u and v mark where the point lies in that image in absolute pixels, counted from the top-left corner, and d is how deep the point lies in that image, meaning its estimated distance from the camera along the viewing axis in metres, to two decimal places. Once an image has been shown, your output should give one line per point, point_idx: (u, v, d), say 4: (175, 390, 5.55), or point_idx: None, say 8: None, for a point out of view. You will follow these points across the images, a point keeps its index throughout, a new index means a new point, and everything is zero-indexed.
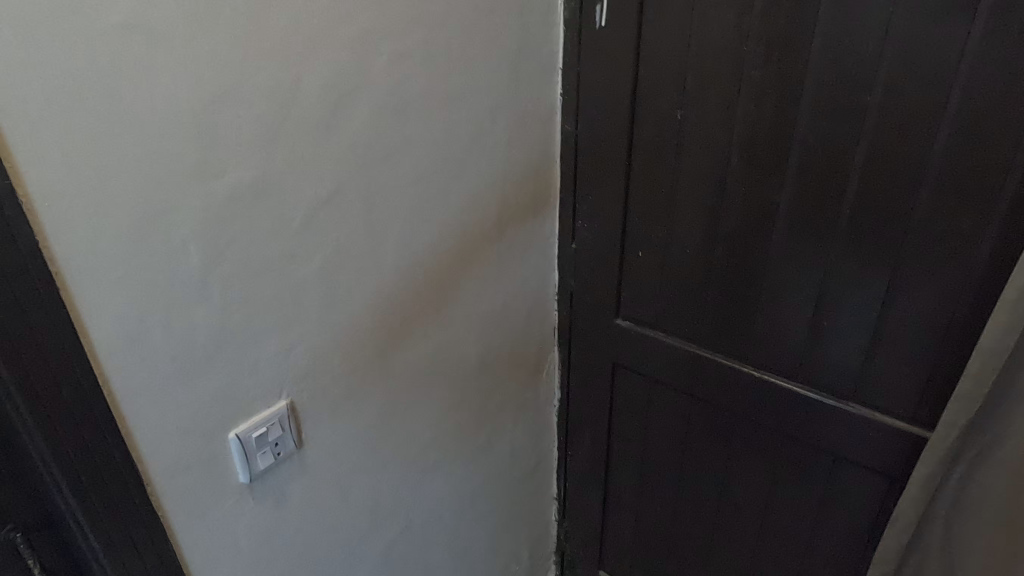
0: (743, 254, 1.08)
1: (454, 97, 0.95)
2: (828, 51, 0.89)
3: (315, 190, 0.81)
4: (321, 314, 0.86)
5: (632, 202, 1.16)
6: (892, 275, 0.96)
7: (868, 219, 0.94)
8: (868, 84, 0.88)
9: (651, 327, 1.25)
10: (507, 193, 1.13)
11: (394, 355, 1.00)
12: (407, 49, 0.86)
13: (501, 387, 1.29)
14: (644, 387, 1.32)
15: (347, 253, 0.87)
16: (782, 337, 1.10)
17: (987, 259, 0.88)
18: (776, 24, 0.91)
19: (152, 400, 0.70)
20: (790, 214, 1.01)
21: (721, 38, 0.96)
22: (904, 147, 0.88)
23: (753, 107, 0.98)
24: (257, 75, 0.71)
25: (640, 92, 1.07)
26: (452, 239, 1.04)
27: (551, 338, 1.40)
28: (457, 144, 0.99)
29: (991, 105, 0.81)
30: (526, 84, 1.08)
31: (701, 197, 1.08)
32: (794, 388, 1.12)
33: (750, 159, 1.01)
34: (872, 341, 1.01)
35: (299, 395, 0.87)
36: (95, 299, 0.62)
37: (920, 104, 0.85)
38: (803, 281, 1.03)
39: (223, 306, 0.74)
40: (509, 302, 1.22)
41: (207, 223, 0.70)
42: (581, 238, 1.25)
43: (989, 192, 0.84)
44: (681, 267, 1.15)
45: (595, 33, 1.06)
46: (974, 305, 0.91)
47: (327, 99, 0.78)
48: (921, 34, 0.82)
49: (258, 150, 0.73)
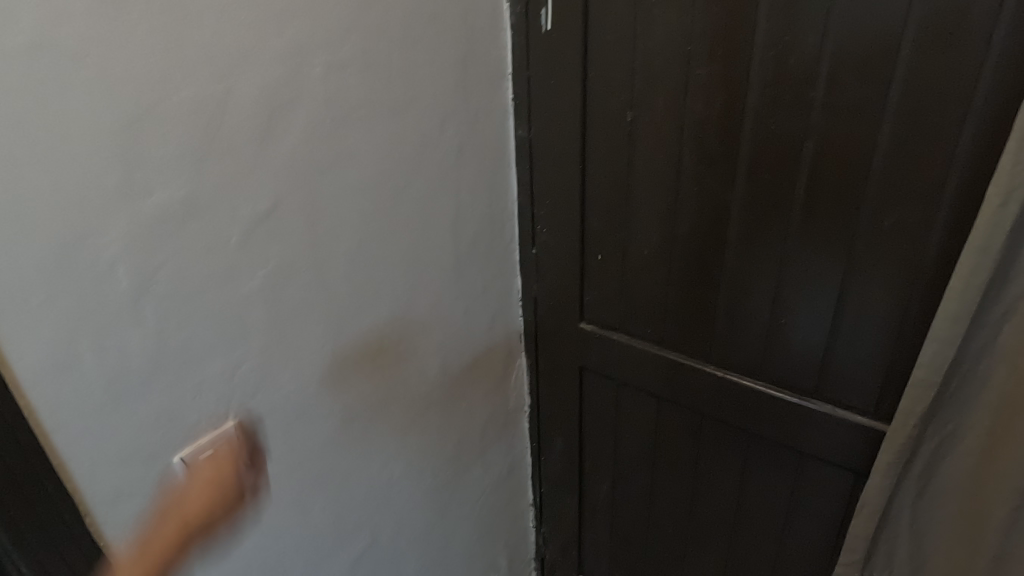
0: (700, 254, 1.07)
1: (398, 106, 0.93)
2: (771, 47, 0.88)
3: (253, 206, 0.78)
4: (267, 332, 0.85)
5: (590, 205, 1.15)
6: (846, 271, 0.95)
7: (819, 214, 0.94)
8: (811, 80, 0.87)
9: (616, 330, 1.24)
10: (462, 200, 1.12)
11: (348, 371, 0.99)
12: (344, 60, 0.84)
13: (467, 396, 1.28)
14: (611, 390, 1.31)
15: (292, 271, 0.85)
16: (742, 335, 1.09)
17: (937, 250, 0.87)
18: (720, 22, 0.90)
19: (86, 428, 0.69)
20: (743, 213, 1.00)
21: (665, 38, 0.95)
22: (851, 142, 0.88)
23: (701, 105, 0.97)
24: (183, 91, 0.68)
25: (590, 94, 1.06)
26: (403, 250, 1.02)
27: (518, 344, 1.39)
28: (405, 153, 0.97)
29: (932, 96, 0.80)
30: (476, 90, 1.07)
31: (656, 198, 1.07)
32: (757, 387, 1.11)
33: (701, 159, 1.00)
34: (829, 338, 1.01)
35: (248, 416, 0.86)
36: (16, 328, 0.61)
37: (863, 98, 0.85)
38: (760, 279, 1.03)
39: (159, 329, 0.73)
40: (469, 309, 1.21)
41: (136, 245, 0.68)
42: (541, 242, 1.24)
43: (935, 183, 0.84)
44: (641, 270, 1.15)
45: (543, 37, 1.05)
46: (927, 298, 0.90)
47: (261, 114, 0.76)
48: (860, 27, 0.81)
49: (187, 167, 0.71)
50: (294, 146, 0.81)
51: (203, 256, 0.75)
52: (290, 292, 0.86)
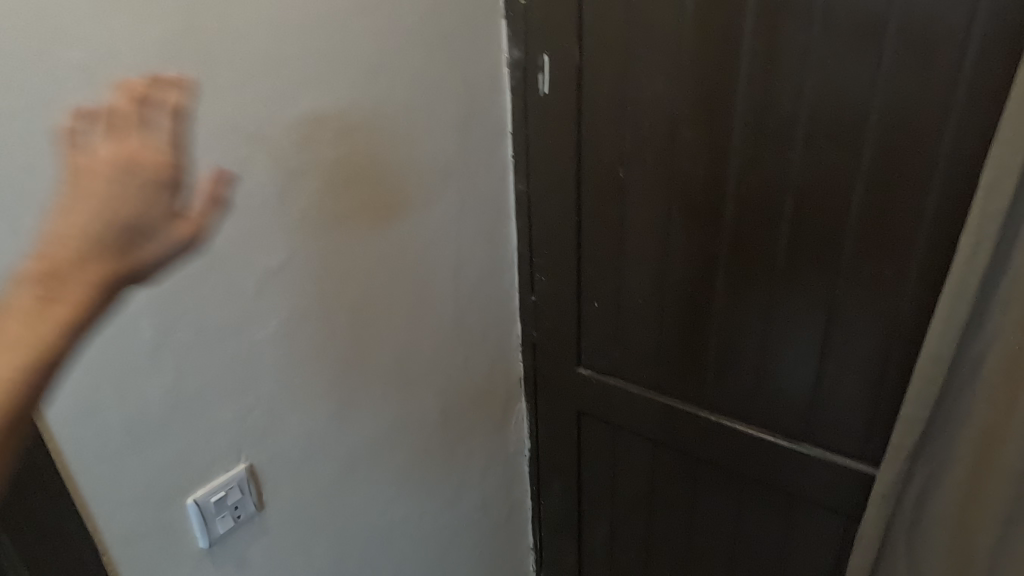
0: (691, 302, 1.12)
1: (403, 165, 1.00)
2: (751, 111, 0.94)
3: (268, 259, 0.84)
4: (277, 378, 0.89)
5: (586, 255, 1.20)
6: (829, 319, 1.00)
7: (802, 265, 0.99)
8: (789, 141, 0.93)
9: (612, 375, 1.28)
10: (463, 251, 1.17)
11: (353, 414, 1.03)
12: (355, 123, 0.90)
13: (468, 439, 1.31)
14: (609, 434, 1.35)
15: (302, 320, 0.90)
16: (733, 380, 1.13)
17: (913, 299, 0.93)
18: (702, 87, 0.97)
19: (107, 469, 0.73)
20: (730, 264, 1.05)
21: (653, 101, 1.02)
22: (829, 199, 0.93)
23: (688, 163, 1.03)
24: (206, 156, 0.74)
25: (584, 153, 1.12)
26: (406, 299, 1.07)
27: (517, 389, 1.42)
28: (409, 209, 1.03)
29: (900, 157, 0.87)
30: (477, 148, 1.13)
31: (647, 249, 1.13)
32: (749, 430, 1.15)
33: (689, 215, 1.06)
34: (816, 382, 1.05)
35: (258, 458, 0.90)
36: (49, 377, 0.66)
37: (837, 158, 0.91)
38: (747, 327, 1.08)
39: (177, 377, 0.77)
40: (470, 355, 1.25)
41: (160, 299, 0.74)
42: (539, 290, 1.29)
43: (907, 237, 0.90)
44: (635, 316, 1.20)
45: (539, 99, 1.12)
46: (907, 344, 0.95)
47: (276, 176, 0.82)
48: (832, 93, 0.88)
49: (208, 226, 0.76)
50: (306, 204, 0.86)
51: (221, 306, 0.80)
52: (299, 341, 0.91)
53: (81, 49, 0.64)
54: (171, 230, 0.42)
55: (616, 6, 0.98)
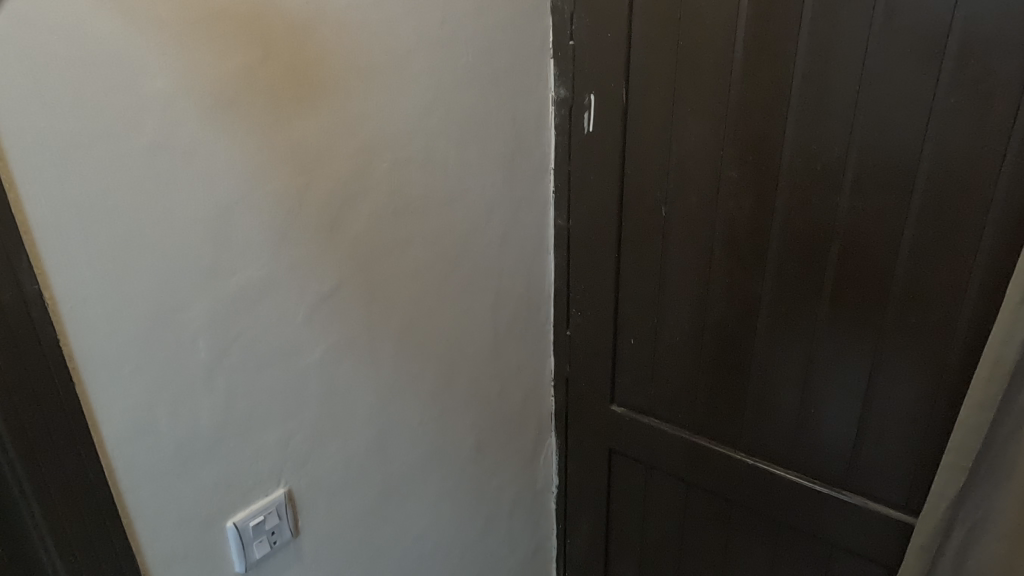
0: (731, 343, 1.11)
1: (450, 197, 1.01)
2: (799, 154, 0.95)
3: (319, 285, 0.85)
4: (320, 404, 0.90)
5: (624, 292, 1.20)
6: (873, 364, 0.99)
7: (847, 309, 0.98)
8: (837, 185, 0.94)
9: (646, 414, 1.27)
10: (503, 284, 1.17)
11: (390, 443, 1.03)
12: (409, 155, 0.92)
13: (498, 473, 1.30)
14: (641, 473, 1.33)
15: (347, 349, 0.91)
16: (772, 424, 1.12)
17: (961, 348, 0.92)
18: (750, 129, 0.98)
19: (154, 489, 0.74)
20: (773, 305, 1.05)
21: (699, 142, 1.03)
22: (876, 244, 0.93)
23: (732, 204, 1.03)
24: (268, 183, 0.76)
25: (626, 190, 1.13)
26: (446, 329, 1.08)
27: (548, 424, 1.41)
28: (454, 240, 1.04)
29: (950, 205, 0.87)
30: (521, 182, 1.15)
31: (688, 288, 1.12)
32: (787, 476, 1.13)
33: (732, 254, 1.06)
34: (858, 429, 1.04)
35: (297, 483, 0.90)
36: (107, 394, 0.67)
37: (885, 204, 0.91)
38: (788, 370, 1.07)
39: (228, 398, 0.78)
40: (504, 387, 1.25)
41: (216, 321, 0.75)
42: (575, 324, 1.29)
43: (956, 284, 0.89)
44: (672, 355, 1.19)
45: (583, 136, 1.13)
46: (954, 393, 0.94)
47: (332, 204, 0.84)
48: (882, 139, 0.88)
49: (266, 252, 0.78)
50: (358, 232, 0.88)
51: (271, 329, 0.81)
52: (343, 367, 0.91)
53: (163, 77, 0.65)
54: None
55: (666, 48, 1.00)
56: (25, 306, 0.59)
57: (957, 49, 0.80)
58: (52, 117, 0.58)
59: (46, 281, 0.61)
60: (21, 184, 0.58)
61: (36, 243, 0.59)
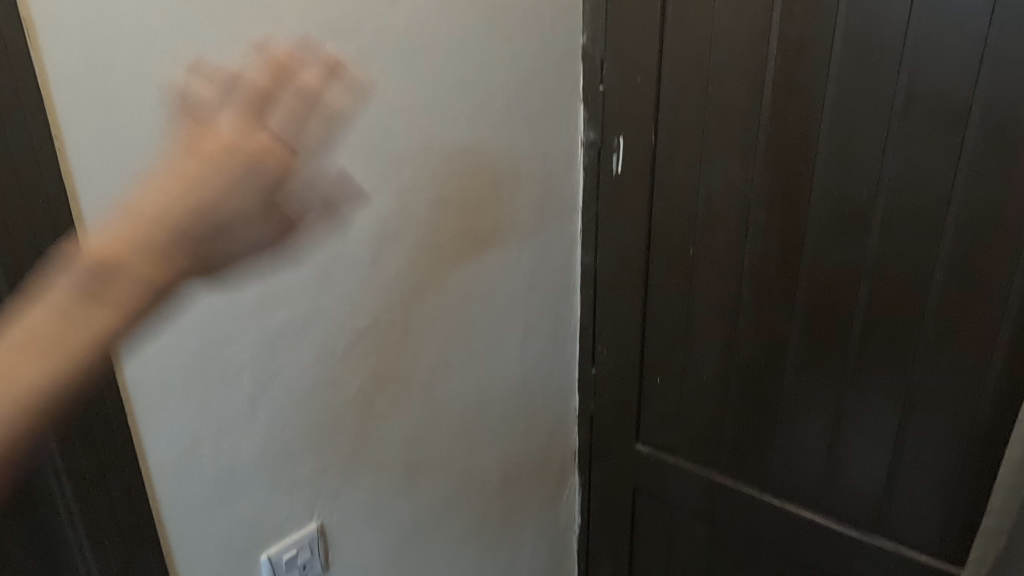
0: (759, 383, 1.11)
1: (483, 236, 1.03)
2: (827, 198, 0.96)
3: (357, 321, 0.87)
4: (353, 439, 0.91)
5: (651, 331, 1.21)
6: (904, 407, 0.99)
7: (877, 350, 0.99)
8: (866, 229, 0.95)
9: (672, 453, 1.27)
10: (531, 321, 1.19)
11: (419, 479, 1.04)
12: (445, 195, 0.95)
13: (523, 510, 1.30)
14: (665, 514, 1.32)
15: (381, 384, 0.92)
16: (801, 465, 1.11)
17: (994, 393, 0.92)
18: (779, 173, 0.99)
19: (194, 519, 0.75)
20: (801, 345, 1.05)
21: (728, 186, 1.04)
22: (907, 287, 0.94)
23: (760, 246, 1.04)
24: (314, 222, 0.79)
25: (654, 231, 1.14)
26: (476, 366, 1.09)
27: (572, 462, 1.41)
28: (485, 278, 1.06)
29: (980, 250, 0.88)
30: (550, 221, 1.17)
31: (716, 328, 1.13)
32: (816, 519, 1.12)
33: (760, 295, 1.07)
34: (890, 472, 1.03)
35: (329, 517, 0.91)
36: (154, 423, 0.69)
37: (915, 248, 0.92)
38: (818, 411, 1.06)
39: (267, 431, 0.80)
40: (530, 424, 1.25)
41: (260, 355, 0.77)
42: (601, 362, 1.29)
43: (988, 328, 0.90)
44: (698, 394, 1.19)
45: (612, 177, 1.16)
46: (989, 437, 0.94)
47: (372, 242, 0.86)
48: (910, 184, 0.90)
49: (309, 289, 0.80)
50: (396, 271, 0.90)
51: (311, 364, 0.83)
52: (377, 402, 0.93)
53: None
54: (261, 225, 0.36)
55: (696, 95, 1.03)
56: None
57: (985, 100, 0.83)
58: None
59: None
60: None
61: None
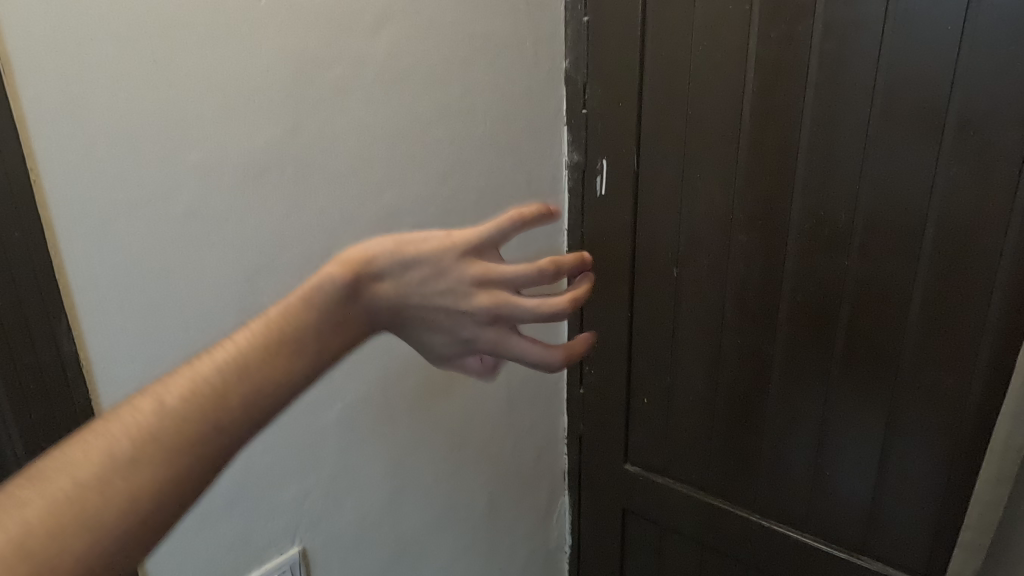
0: (744, 403, 1.11)
1: None
2: (807, 219, 0.97)
3: None
4: (336, 462, 0.91)
5: (637, 351, 1.21)
6: (887, 427, 0.99)
7: (859, 370, 0.99)
8: (845, 249, 0.96)
9: (659, 473, 1.27)
10: (517, 342, 1.19)
11: (405, 502, 1.04)
12: (428, 218, 0.95)
13: (511, 532, 1.29)
14: (655, 535, 1.31)
15: (364, 406, 0.92)
16: (787, 485, 1.11)
17: (975, 412, 0.92)
18: (758, 195, 1.00)
19: (173, 545, 0.75)
20: (785, 365, 1.05)
21: (710, 207, 1.05)
22: (887, 306, 0.95)
23: (743, 266, 1.05)
24: (296, 246, 0.79)
25: (639, 251, 1.15)
26: (460, 388, 1.09)
27: (561, 482, 1.40)
28: None
29: (957, 270, 0.88)
30: (536, 242, 1.17)
31: (701, 348, 1.14)
32: (803, 539, 1.12)
33: (743, 315, 1.07)
34: (875, 492, 1.03)
35: (311, 541, 0.90)
36: None
37: (893, 268, 0.93)
38: (802, 431, 1.07)
39: (248, 456, 0.80)
40: (518, 445, 1.25)
41: None
42: (589, 382, 1.29)
43: (967, 348, 0.90)
44: (685, 414, 1.19)
45: (596, 198, 1.17)
46: (971, 458, 0.94)
47: None
48: (887, 205, 0.91)
49: None
50: None
51: None
52: (360, 426, 0.93)
53: (200, 150, 0.69)
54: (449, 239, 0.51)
55: (677, 117, 1.04)
56: (61, 366, 0.62)
57: (957, 122, 0.84)
58: (98, 189, 0.62)
59: (81, 342, 0.64)
60: (64, 252, 0.61)
61: (74, 306, 0.63)
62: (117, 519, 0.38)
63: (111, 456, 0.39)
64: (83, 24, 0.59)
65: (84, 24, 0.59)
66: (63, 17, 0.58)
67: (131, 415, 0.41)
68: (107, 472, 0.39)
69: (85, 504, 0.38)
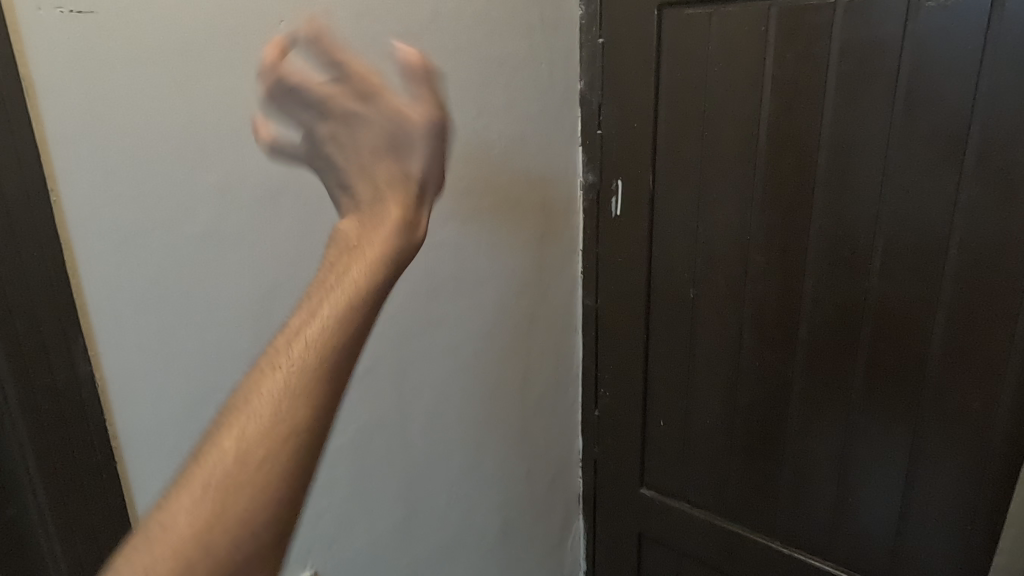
0: (765, 426, 1.09)
1: (482, 279, 1.03)
2: (826, 238, 0.96)
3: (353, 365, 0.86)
4: (349, 486, 0.90)
5: (653, 373, 1.20)
6: (912, 451, 0.97)
7: (882, 391, 0.97)
8: (866, 269, 0.94)
9: (676, 497, 1.24)
10: (532, 362, 1.18)
11: (417, 526, 1.02)
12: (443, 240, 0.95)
13: (524, 557, 1.27)
14: (671, 561, 1.29)
15: (376, 427, 0.91)
16: (808, 510, 1.09)
17: (1004, 436, 0.89)
18: (776, 216, 0.99)
19: None
20: (805, 386, 1.03)
21: (725, 227, 1.05)
22: (910, 327, 0.93)
23: (762, 286, 1.04)
24: (312, 266, 0.79)
25: (655, 271, 1.14)
26: (474, 410, 1.08)
27: (575, 506, 1.38)
28: (484, 320, 1.06)
29: (982, 292, 0.86)
30: (550, 262, 1.17)
31: (718, 369, 1.12)
32: (825, 566, 1.09)
33: (761, 335, 1.06)
34: (901, 518, 1.00)
35: (323, 565, 0.89)
36: (142, 473, 0.69)
37: (914, 288, 0.91)
38: (824, 454, 1.04)
39: None
40: (532, 468, 1.23)
41: None
42: (603, 404, 1.28)
43: (993, 370, 0.88)
44: (703, 436, 1.17)
45: (611, 219, 1.16)
46: (1001, 486, 0.91)
47: None
48: (908, 225, 0.90)
49: None
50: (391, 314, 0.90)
51: None
52: (372, 448, 0.92)
53: (217, 171, 0.69)
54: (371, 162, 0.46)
55: (693, 137, 1.04)
56: (76, 385, 0.62)
57: (978, 141, 0.82)
58: (116, 209, 0.63)
59: (97, 362, 0.64)
60: (82, 272, 0.61)
61: (90, 325, 0.63)
62: (261, 528, 0.39)
63: (222, 465, 0.39)
64: (105, 46, 0.60)
65: (105, 46, 0.60)
66: (86, 37, 0.58)
67: (234, 422, 0.40)
68: (236, 478, 0.39)
69: (211, 525, 0.38)
